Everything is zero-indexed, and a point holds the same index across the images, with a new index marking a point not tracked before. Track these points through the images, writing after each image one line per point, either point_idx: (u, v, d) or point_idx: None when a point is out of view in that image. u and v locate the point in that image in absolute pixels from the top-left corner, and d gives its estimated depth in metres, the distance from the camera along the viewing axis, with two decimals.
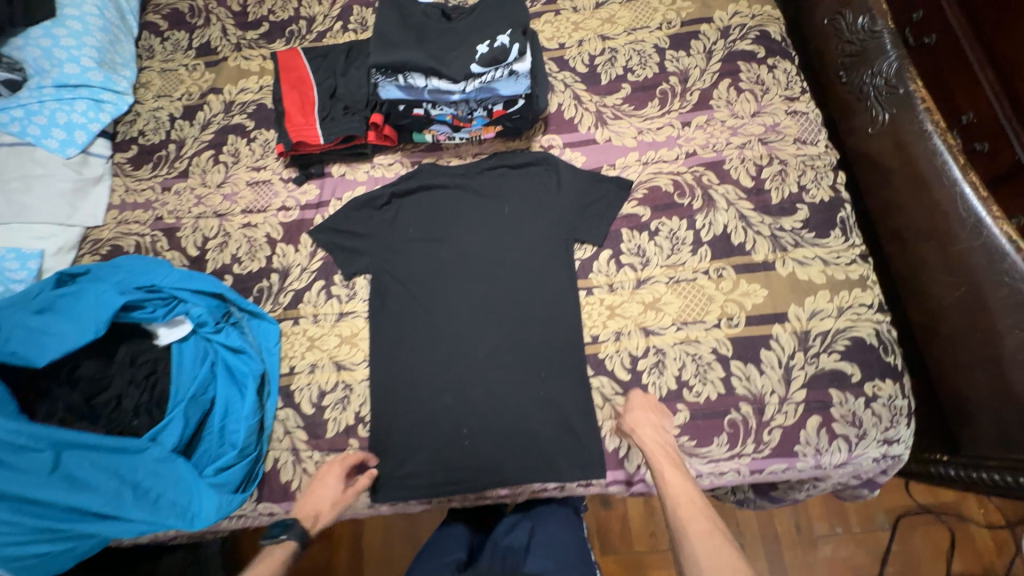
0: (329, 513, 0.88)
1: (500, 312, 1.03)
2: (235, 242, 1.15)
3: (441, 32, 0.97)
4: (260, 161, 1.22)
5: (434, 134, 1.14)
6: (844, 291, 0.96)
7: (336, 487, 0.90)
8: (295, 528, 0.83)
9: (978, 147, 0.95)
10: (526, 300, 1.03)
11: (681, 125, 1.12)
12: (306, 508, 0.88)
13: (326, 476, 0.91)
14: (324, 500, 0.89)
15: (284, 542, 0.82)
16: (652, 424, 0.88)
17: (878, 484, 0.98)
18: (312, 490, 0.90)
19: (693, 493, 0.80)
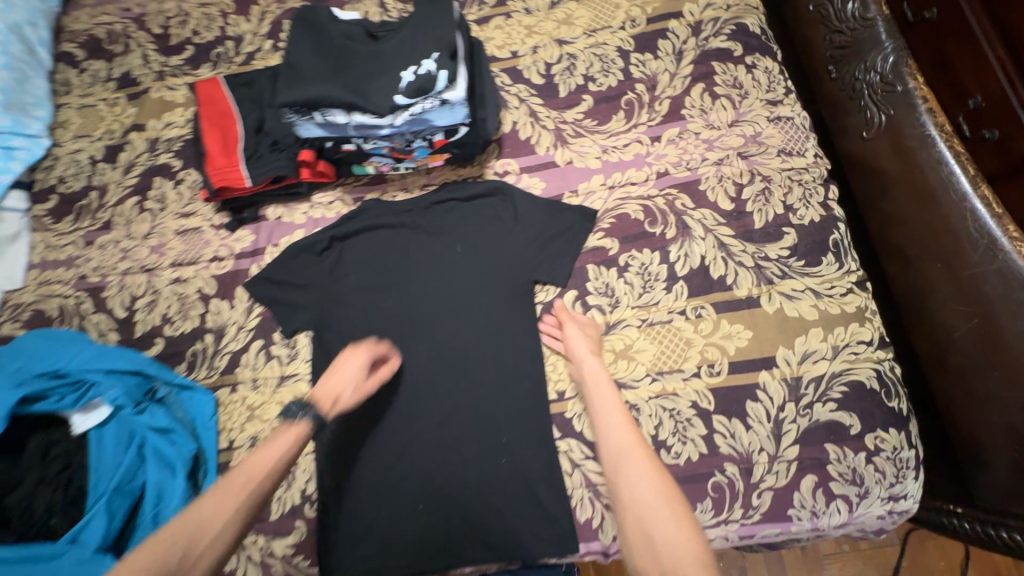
0: (349, 397, 0.86)
1: (455, 369, 0.93)
2: (165, 301, 1.04)
3: (362, 55, 0.84)
4: (188, 206, 1.11)
5: (377, 165, 1.02)
6: (839, 328, 0.85)
7: (356, 371, 0.87)
8: (313, 409, 0.82)
9: (986, 135, 0.81)
10: (484, 354, 0.93)
11: (650, 140, 1.00)
12: (327, 389, 0.85)
13: (349, 362, 0.87)
14: (346, 382, 0.86)
15: (298, 425, 0.81)
16: (591, 354, 0.86)
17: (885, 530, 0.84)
18: (332, 372, 0.86)
19: (628, 424, 0.79)
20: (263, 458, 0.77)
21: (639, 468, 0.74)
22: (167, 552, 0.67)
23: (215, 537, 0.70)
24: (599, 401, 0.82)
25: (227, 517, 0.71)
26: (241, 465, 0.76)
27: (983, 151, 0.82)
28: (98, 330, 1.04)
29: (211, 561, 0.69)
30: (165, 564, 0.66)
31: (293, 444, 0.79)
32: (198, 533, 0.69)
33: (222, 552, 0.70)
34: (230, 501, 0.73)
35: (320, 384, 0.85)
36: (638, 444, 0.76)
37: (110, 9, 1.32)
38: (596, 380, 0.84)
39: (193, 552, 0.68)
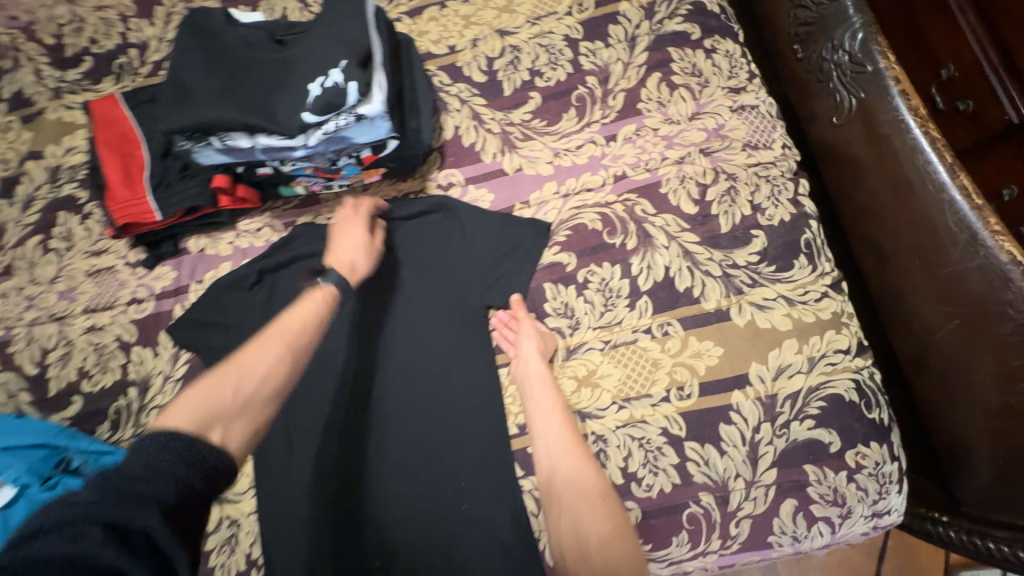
0: (364, 265, 0.83)
1: (408, 409, 0.85)
2: (81, 353, 0.93)
3: (263, 67, 0.73)
4: (98, 243, 0.98)
5: (306, 185, 0.91)
6: (814, 338, 0.79)
7: (362, 236, 0.84)
8: (333, 273, 0.78)
9: (961, 106, 0.91)
10: (437, 391, 0.85)
11: (605, 140, 0.91)
12: (339, 259, 0.81)
13: (350, 235, 0.84)
14: (354, 251, 0.82)
15: (322, 286, 0.77)
16: (536, 352, 0.80)
17: (879, 527, 0.77)
18: (335, 247, 0.83)
19: (571, 427, 0.76)
20: (296, 313, 0.72)
21: (574, 474, 0.72)
22: (217, 389, 0.62)
23: (266, 376, 0.66)
24: (542, 406, 0.77)
25: (272, 362, 0.67)
26: (271, 324, 0.71)
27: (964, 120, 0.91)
28: (6, 390, 0.93)
29: (267, 398, 0.65)
30: (219, 397, 0.61)
31: (327, 302, 0.75)
32: (246, 373, 0.65)
33: (274, 390, 0.66)
34: (272, 347, 0.69)
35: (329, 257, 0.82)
36: (579, 448, 0.74)
37: None
38: (539, 382, 0.79)
39: (244, 389, 0.64)
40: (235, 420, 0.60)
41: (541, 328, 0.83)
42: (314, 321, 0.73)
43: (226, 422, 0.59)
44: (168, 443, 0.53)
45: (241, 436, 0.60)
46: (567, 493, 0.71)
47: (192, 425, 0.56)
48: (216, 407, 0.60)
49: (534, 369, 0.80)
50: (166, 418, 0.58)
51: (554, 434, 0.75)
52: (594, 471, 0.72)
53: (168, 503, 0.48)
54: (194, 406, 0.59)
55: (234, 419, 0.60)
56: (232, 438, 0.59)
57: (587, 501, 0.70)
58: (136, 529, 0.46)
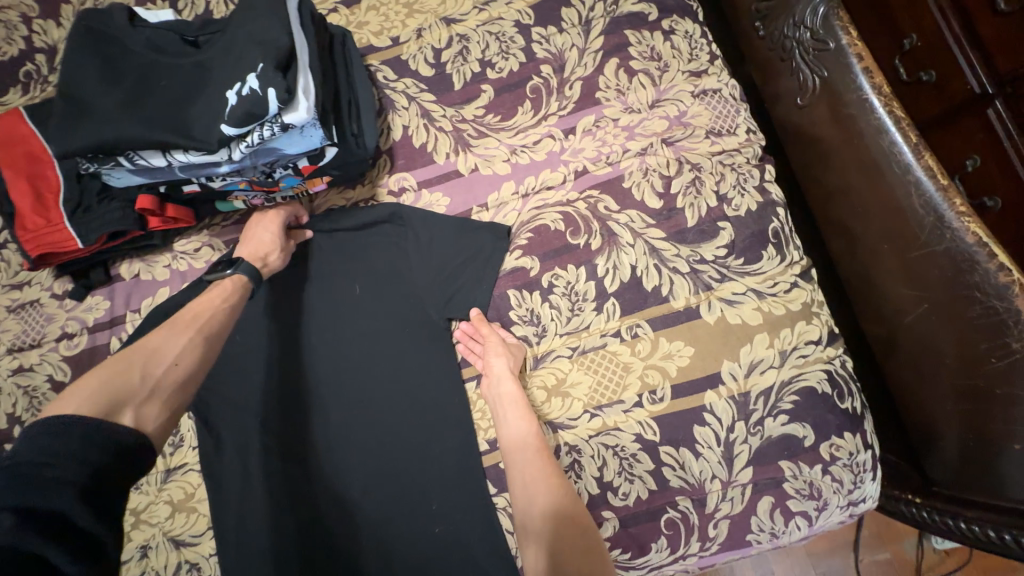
0: (278, 257, 0.80)
1: (372, 432, 0.81)
2: (9, 397, 0.85)
3: (173, 76, 0.65)
4: (18, 276, 0.90)
5: (245, 199, 0.84)
6: (786, 331, 0.77)
7: (276, 227, 0.81)
8: (241, 264, 0.76)
9: (924, 77, 0.89)
10: (401, 413, 0.81)
11: (563, 133, 0.86)
12: (251, 250, 0.79)
13: (263, 225, 0.80)
14: (268, 243, 0.79)
15: (231, 276, 0.75)
16: (505, 368, 0.76)
17: (855, 515, 0.77)
18: (249, 237, 0.80)
19: (542, 449, 0.72)
20: (205, 302, 0.70)
21: (545, 499, 0.68)
22: (120, 370, 0.58)
23: (178, 355, 0.63)
24: (513, 426, 0.74)
25: (183, 346, 0.64)
26: (179, 311, 0.68)
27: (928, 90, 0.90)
28: None
29: (180, 379, 0.62)
30: (123, 379, 0.57)
31: (235, 293, 0.73)
32: (155, 357, 0.61)
33: (189, 371, 0.63)
34: (183, 329, 0.65)
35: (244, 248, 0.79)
36: (551, 471, 0.70)
37: None
38: (509, 401, 0.75)
39: (153, 372, 0.60)
40: (146, 402, 0.57)
41: (508, 339, 0.79)
42: (228, 305, 0.71)
43: (134, 403, 0.56)
44: (68, 429, 0.50)
45: (159, 417, 0.58)
46: (541, 521, 0.67)
47: (95, 409, 0.53)
48: (121, 391, 0.56)
49: (506, 390, 0.76)
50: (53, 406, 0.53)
51: (525, 457, 0.71)
52: (568, 496, 0.69)
53: (82, 486, 0.47)
54: (88, 391, 0.54)
55: (142, 400, 0.57)
56: (145, 420, 0.56)
57: (561, 527, 0.66)
58: (52, 511, 0.46)
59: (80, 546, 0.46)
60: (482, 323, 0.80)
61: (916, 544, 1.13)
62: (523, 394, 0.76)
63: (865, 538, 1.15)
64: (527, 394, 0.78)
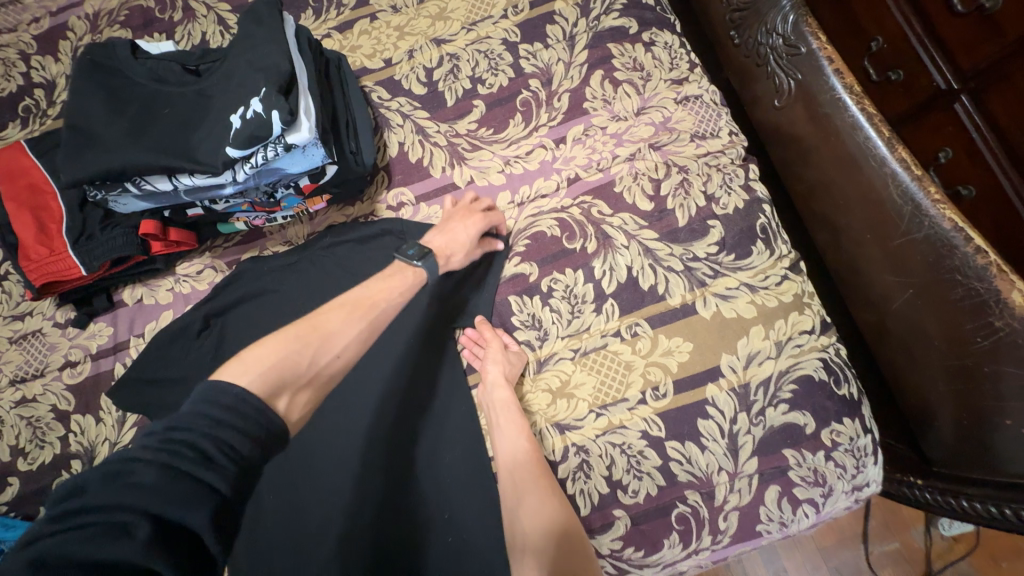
0: (458, 261, 0.80)
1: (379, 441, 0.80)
2: (13, 429, 0.85)
3: (174, 104, 0.67)
4: (19, 306, 0.90)
5: (246, 220, 0.86)
6: (779, 322, 0.79)
7: (477, 225, 0.80)
8: (430, 257, 0.75)
9: (893, 76, 0.94)
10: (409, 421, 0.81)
11: (554, 143, 0.89)
12: (442, 244, 0.78)
13: (467, 223, 0.80)
14: (459, 243, 0.79)
15: (417, 269, 0.74)
16: (503, 373, 0.78)
17: (863, 498, 0.78)
18: (448, 230, 0.79)
19: (535, 453, 0.75)
20: (385, 289, 0.69)
21: (538, 501, 0.71)
22: (291, 352, 0.57)
23: (341, 350, 0.62)
24: (507, 433, 0.76)
25: (353, 336, 0.64)
26: (354, 293, 0.68)
27: (899, 89, 0.95)
28: None
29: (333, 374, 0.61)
30: (296, 364, 0.56)
31: (412, 285, 0.72)
32: (322, 344, 0.61)
33: (343, 365, 0.63)
34: (353, 321, 0.65)
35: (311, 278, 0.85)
36: (542, 473, 0.73)
37: None
38: (504, 408, 0.78)
39: (319, 360, 0.59)
40: (302, 389, 0.56)
41: (509, 345, 0.81)
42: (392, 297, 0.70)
43: (293, 388, 0.55)
44: (206, 406, 0.47)
45: (304, 408, 0.56)
46: (531, 522, 0.70)
47: (262, 388, 0.52)
48: (287, 375, 0.55)
49: (502, 398, 0.78)
50: (247, 362, 0.54)
51: (516, 460, 0.74)
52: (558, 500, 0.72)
53: (220, 501, 0.44)
54: (268, 367, 0.54)
55: (300, 388, 0.56)
56: (294, 408, 0.55)
57: (554, 531, 0.68)
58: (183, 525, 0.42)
59: (187, 552, 0.41)
60: (484, 326, 0.82)
61: (924, 533, 1.15)
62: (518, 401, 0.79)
63: (873, 528, 1.16)
64: (523, 402, 0.80)
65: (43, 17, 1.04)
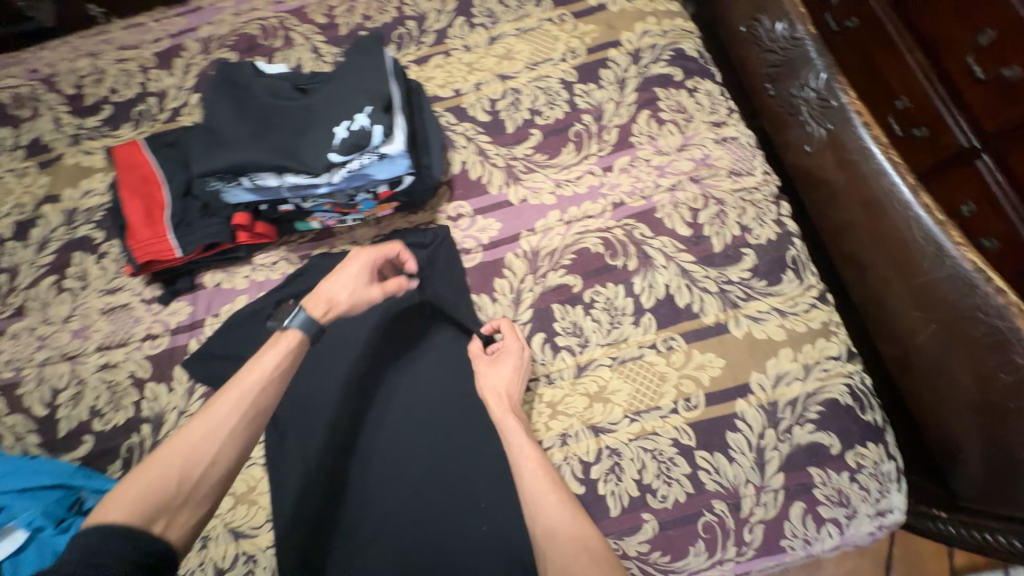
0: (345, 300, 0.79)
1: (413, 433, 0.86)
2: (93, 391, 0.92)
3: (287, 113, 0.79)
4: (113, 281, 1.00)
5: (322, 220, 0.96)
6: (807, 346, 0.85)
7: (352, 272, 0.80)
8: (302, 313, 0.75)
9: (918, 132, 1.03)
10: (442, 417, 0.87)
11: (602, 170, 0.98)
12: (320, 293, 0.78)
13: (347, 269, 0.81)
14: (342, 286, 0.79)
15: (290, 331, 0.73)
16: (507, 387, 0.81)
17: (889, 525, 0.80)
18: (333, 277, 0.80)
19: (546, 465, 0.74)
20: (259, 367, 0.69)
21: (552, 513, 0.68)
22: (160, 476, 0.59)
23: (216, 454, 0.62)
24: (522, 450, 0.75)
25: (226, 438, 0.64)
26: (241, 373, 0.68)
27: (923, 144, 1.03)
28: (15, 435, 0.91)
29: (217, 481, 0.62)
30: (162, 488, 0.58)
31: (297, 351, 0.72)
32: (193, 457, 0.61)
33: (226, 471, 0.63)
34: (227, 419, 0.64)
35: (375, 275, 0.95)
36: (555, 485, 0.71)
37: (14, 71, 1.21)
38: (514, 428, 0.77)
39: (191, 475, 0.60)
40: (181, 508, 0.59)
41: (517, 365, 0.83)
42: (272, 379, 0.68)
43: (169, 510, 0.58)
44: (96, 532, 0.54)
45: (186, 523, 0.59)
46: (544, 530, 0.67)
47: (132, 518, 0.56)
48: (161, 496, 0.58)
49: (516, 403, 0.81)
50: (120, 495, 0.57)
51: (530, 467, 0.73)
52: (579, 510, 0.69)
53: None
54: (140, 494, 0.57)
55: (177, 508, 0.59)
56: (174, 528, 0.58)
57: (575, 547, 0.64)
58: None
59: None
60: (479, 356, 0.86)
61: None
62: (520, 422, 0.79)
63: None
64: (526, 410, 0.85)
65: (163, 37, 1.21)
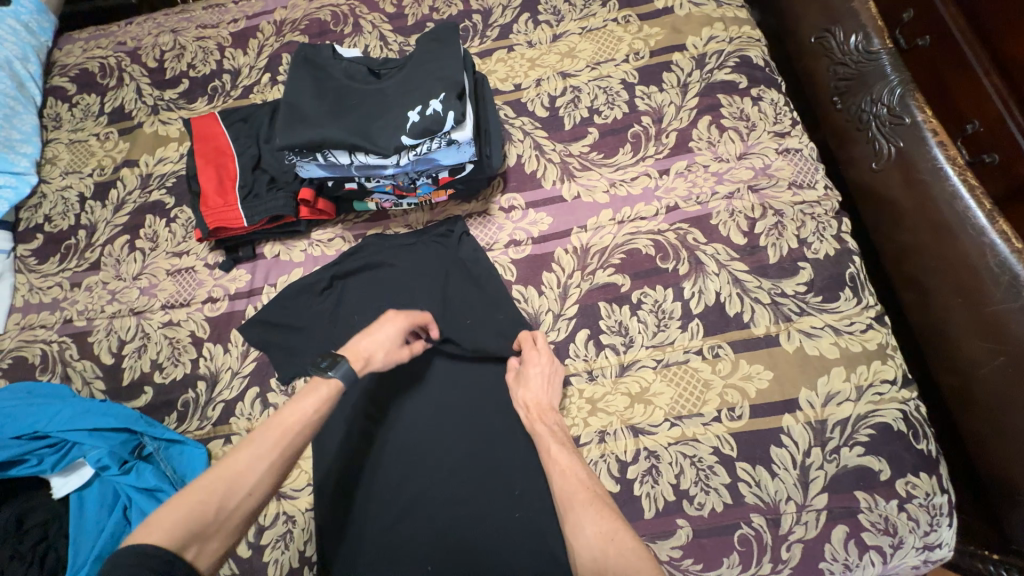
0: (380, 360, 0.80)
1: (450, 417, 0.88)
2: (155, 346, 0.98)
3: (363, 96, 0.83)
4: (181, 245, 1.06)
5: (379, 201, 1.00)
6: (861, 367, 0.82)
7: (392, 332, 0.82)
8: (343, 365, 0.74)
9: (987, 159, 0.82)
10: (478, 404, 0.88)
11: (658, 173, 0.98)
12: (360, 347, 0.79)
13: (386, 327, 0.82)
14: (379, 344, 0.80)
15: (330, 379, 0.73)
16: (539, 393, 0.82)
17: (934, 560, 0.77)
18: (370, 331, 0.81)
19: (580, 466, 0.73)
20: (301, 412, 0.69)
21: (581, 515, 0.65)
22: (201, 502, 0.59)
23: (255, 486, 0.62)
24: (554, 455, 0.74)
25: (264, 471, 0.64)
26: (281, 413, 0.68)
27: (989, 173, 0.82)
28: (83, 379, 0.97)
29: (249, 512, 0.62)
30: (203, 513, 0.58)
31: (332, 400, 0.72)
32: (235, 484, 0.61)
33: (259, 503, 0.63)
34: (268, 452, 0.65)
35: (423, 259, 0.97)
36: (588, 487, 0.69)
37: (104, 43, 1.30)
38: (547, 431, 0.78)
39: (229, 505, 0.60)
40: (212, 538, 0.58)
41: (552, 375, 0.84)
42: (311, 420, 0.69)
43: (203, 538, 0.57)
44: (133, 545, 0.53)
45: (215, 553, 0.58)
46: (574, 527, 0.65)
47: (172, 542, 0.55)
48: (201, 520, 0.58)
49: (548, 404, 0.81)
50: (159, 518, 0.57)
51: (563, 469, 0.72)
52: (609, 508, 0.66)
53: None
54: (180, 518, 0.57)
55: (211, 535, 0.58)
56: (204, 557, 0.57)
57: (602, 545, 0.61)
58: None
59: None
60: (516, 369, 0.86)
61: None
62: (553, 426, 0.79)
63: None
64: (561, 405, 0.85)
65: (241, 18, 1.27)
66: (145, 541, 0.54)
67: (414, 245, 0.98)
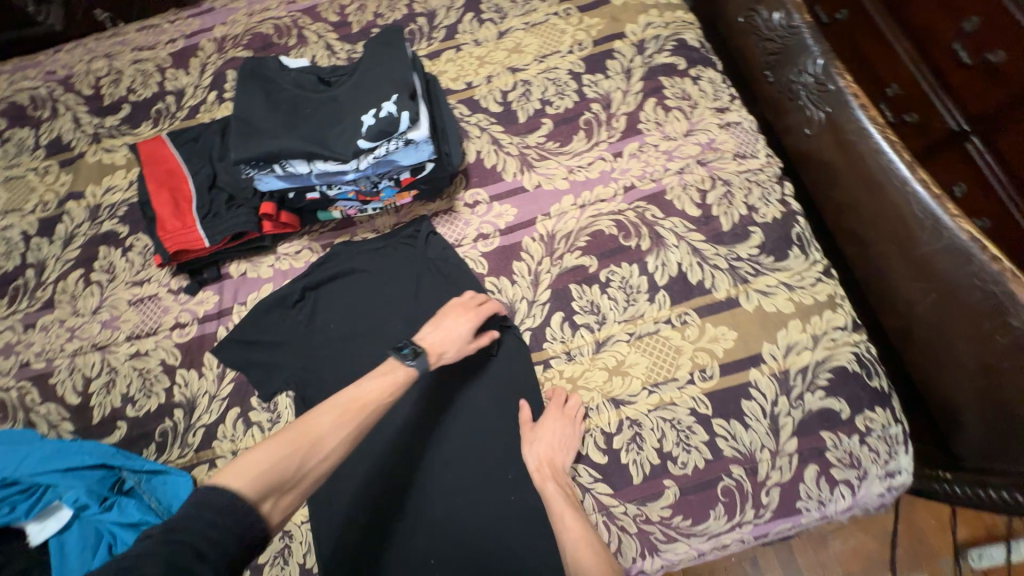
0: (451, 355, 0.81)
1: (439, 409, 0.88)
2: (124, 378, 0.95)
3: (317, 105, 0.83)
4: (140, 273, 1.02)
5: (343, 209, 1.00)
6: (815, 318, 0.88)
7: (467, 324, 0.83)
8: (423, 357, 0.77)
9: (908, 118, 1.06)
10: (469, 394, 0.89)
11: (613, 156, 1.02)
12: (435, 340, 0.80)
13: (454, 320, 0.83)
14: (451, 340, 0.81)
15: (409, 369, 0.75)
16: (553, 448, 0.81)
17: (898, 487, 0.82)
18: (437, 325, 0.83)
19: (591, 535, 0.74)
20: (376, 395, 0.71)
21: None
22: (285, 457, 0.60)
23: (329, 452, 0.64)
24: (566, 519, 0.75)
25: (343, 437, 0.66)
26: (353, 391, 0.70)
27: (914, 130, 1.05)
28: (49, 423, 0.93)
29: (319, 477, 0.63)
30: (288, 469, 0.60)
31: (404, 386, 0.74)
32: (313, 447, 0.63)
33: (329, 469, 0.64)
34: (346, 422, 0.67)
35: (393, 261, 0.97)
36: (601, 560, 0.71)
37: (31, 74, 1.24)
38: (561, 494, 0.77)
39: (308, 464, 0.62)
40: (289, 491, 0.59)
41: (567, 434, 0.83)
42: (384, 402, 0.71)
43: (279, 492, 0.58)
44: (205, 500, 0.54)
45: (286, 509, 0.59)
46: None
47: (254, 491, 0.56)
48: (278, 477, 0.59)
49: (561, 464, 0.81)
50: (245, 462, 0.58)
51: (577, 541, 0.72)
52: None
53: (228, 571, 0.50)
54: (264, 470, 0.58)
55: (288, 490, 0.59)
56: (277, 511, 0.58)
57: None
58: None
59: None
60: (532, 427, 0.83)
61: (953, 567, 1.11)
62: (565, 490, 0.78)
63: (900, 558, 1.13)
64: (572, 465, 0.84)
65: (178, 38, 1.24)
66: (225, 482, 0.56)
67: (386, 245, 0.99)
